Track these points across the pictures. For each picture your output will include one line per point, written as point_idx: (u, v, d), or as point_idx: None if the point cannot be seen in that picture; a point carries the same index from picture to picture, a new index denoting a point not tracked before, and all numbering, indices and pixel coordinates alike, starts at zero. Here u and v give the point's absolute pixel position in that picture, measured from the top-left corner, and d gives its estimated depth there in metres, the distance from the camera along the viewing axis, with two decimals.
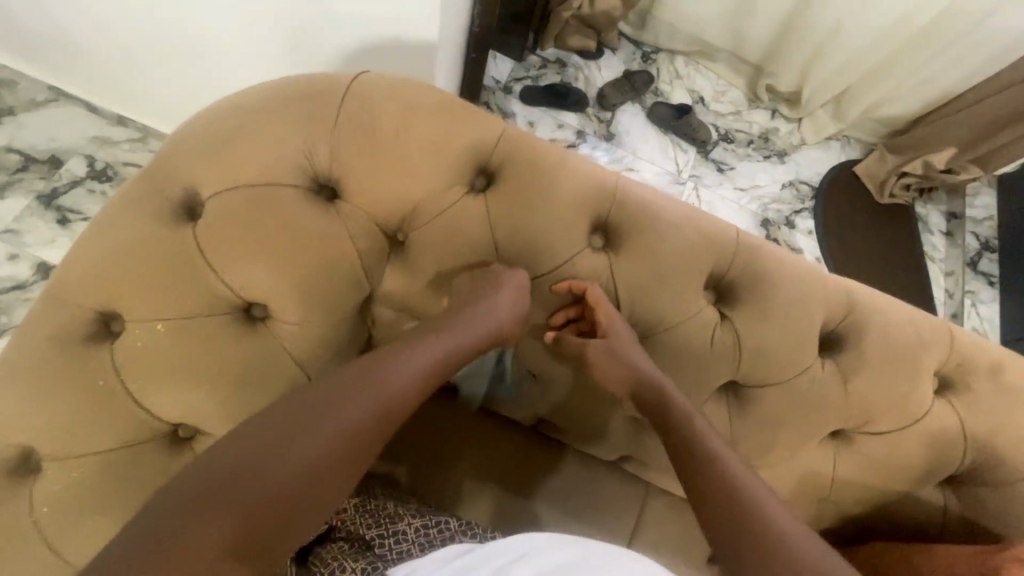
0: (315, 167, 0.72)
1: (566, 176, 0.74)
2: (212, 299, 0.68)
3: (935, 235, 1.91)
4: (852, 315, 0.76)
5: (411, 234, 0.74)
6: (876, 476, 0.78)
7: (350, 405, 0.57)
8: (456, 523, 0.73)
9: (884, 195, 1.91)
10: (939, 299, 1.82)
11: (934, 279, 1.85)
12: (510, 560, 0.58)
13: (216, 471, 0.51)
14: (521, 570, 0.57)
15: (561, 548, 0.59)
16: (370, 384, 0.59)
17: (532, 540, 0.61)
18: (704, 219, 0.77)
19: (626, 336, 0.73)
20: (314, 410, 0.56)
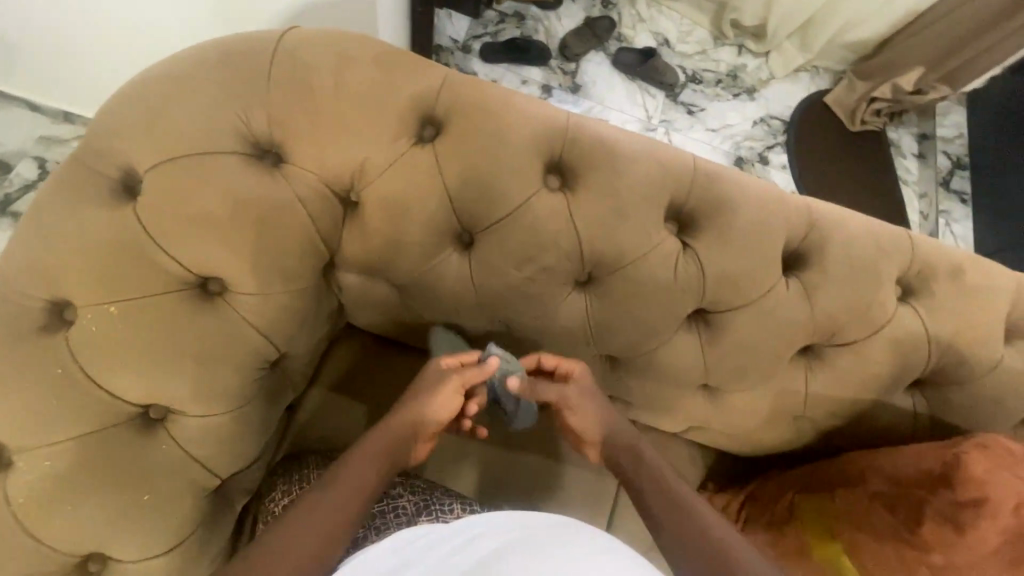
0: (254, 132, 0.69)
1: (516, 118, 0.72)
2: (163, 276, 0.66)
3: (908, 159, 1.90)
4: (813, 233, 0.77)
5: (363, 192, 0.72)
6: (849, 388, 0.80)
7: (329, 506, 0.63)
8: (413, 505, 0.73)
9: (856, 123, 1.89)
10: (914, 221, 1.83)
11: (909, 201, 1.85)
12: (468, 539, 0.59)
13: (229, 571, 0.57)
14: (481, 545, 0.58)
15: (518, 526, 0.60)
16: (342, 478, 0.65)
17: (494, 517, 0.62)
18: (660, 150, 0.76)
19: (598, 397, 0.77)
20: (302, 508, 0.62)
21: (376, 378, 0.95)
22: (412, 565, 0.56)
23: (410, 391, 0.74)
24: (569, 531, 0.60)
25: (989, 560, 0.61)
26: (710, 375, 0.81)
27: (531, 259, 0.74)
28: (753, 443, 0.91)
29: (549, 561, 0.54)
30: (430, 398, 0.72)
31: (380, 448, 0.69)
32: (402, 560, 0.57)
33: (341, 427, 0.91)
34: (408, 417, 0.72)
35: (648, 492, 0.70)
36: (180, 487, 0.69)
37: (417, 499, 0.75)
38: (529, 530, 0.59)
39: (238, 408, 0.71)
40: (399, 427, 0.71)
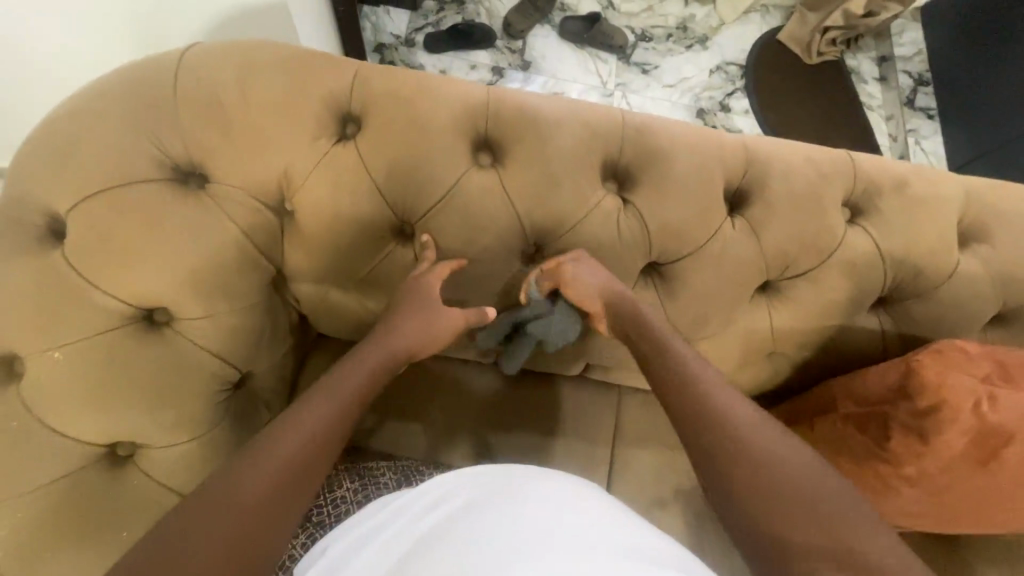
0: (171, 156, 0.68)
1: (435, 101, 0.72)
2: (104, 315, 0.66)
3: (871, 83, 1.88)
4: (752, 169, 0.76)
5: (293, 198, 0.71)
6: (813, 319, 0.80)
7: (304, 420, 0.60)
8: (391, 479, 0.71)
9: (812, 56, 1.86)
10: (884, 144, 1.82)
11: (876, 126, 1.84)
12: (426, 505, 0.55)
13: (198, 499, 0.53)
14: (439, 509, 0.54)
15: (478, 483, 0.56)
16: (328, 392, 0.63)
17: (456, 477, 0.58)
18: (587, 110, 0.75)
19: (592, 264, 0.72)
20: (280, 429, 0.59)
21: None
22: (376, 530, 0.54)
23: (404, 301, 0.72)
24: (533, 481, 0.55)
25: (958, 462, 0.64)
26: (675, 326, 0.81)
27: (473, 240, 0.73)
28: (733, 387, 0.92)
29: (511, 513, 0.50)
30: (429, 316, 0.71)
31: (378, 361, 0.69)
32: (369, 527, 0.54)
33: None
34: (407, 328, 0.71)
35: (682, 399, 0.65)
36: (155, 517, 0.68)
37: (398, 474, 0.72)
38: (493, 483, 0.55)
39: (205, 431, 0.72)
40: (393, 342, 0.70)
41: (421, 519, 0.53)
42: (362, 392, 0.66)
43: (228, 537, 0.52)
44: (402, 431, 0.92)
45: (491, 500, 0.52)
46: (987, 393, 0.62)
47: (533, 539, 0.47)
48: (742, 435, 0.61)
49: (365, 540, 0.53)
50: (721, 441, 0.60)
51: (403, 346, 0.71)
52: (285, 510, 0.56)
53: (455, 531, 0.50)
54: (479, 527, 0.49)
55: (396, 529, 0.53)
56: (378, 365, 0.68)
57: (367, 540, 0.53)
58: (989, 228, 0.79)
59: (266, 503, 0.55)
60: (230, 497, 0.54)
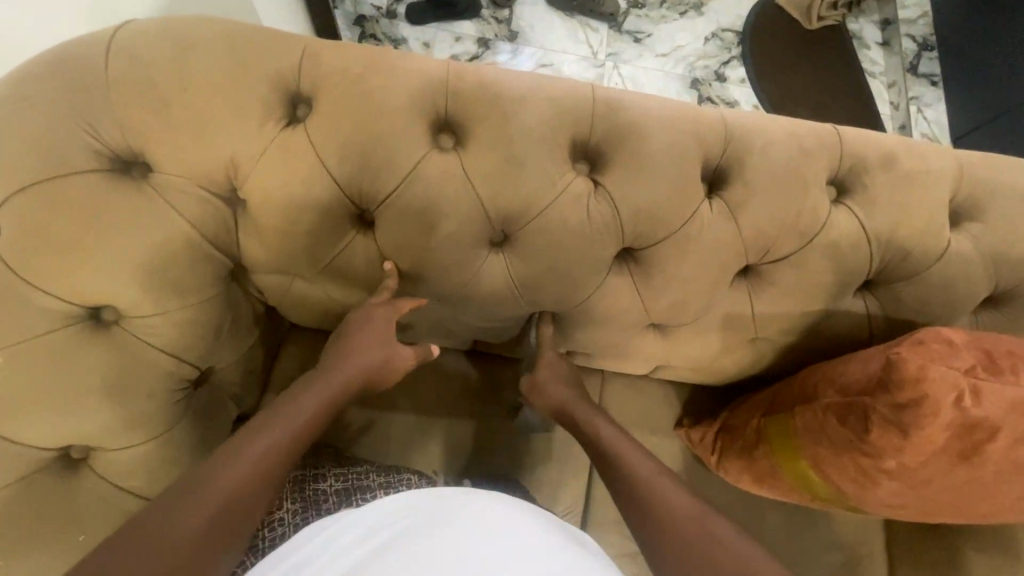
0: (109, 144, 0.64)
1: (389, 79, 0.67)
2: (47, 315, 0.63)
3: (873, 49, 1.81)
4: (732, 146, 0.71)
5: (243, 187, 0.67)
6: (795, 304, 0.77)
7: (259, 441, 0.60)
8: (334, 500, 0.68)
9: (813, 20, 1.74)
10: (884, 114, 1.75)
11: (877, 94, 1.77)
12: (375, 529, 0.52)
13: (144, 523, 0.51)
14: (386, 534, 0.51)
15: (430, 505, 0.54)
16: (283, 416, 0.63)
17: (408, 499, 0.56)
18: (555, 84, 0.70)
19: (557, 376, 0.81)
20: (233, 450, 0.58)
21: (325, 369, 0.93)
22: (317, 554, 0.51)
23: (362, 327, 0.72)
24: (485, 509, 0.53)
25: (937, 457, 0.62)
26: (651, 313, 0.78)
27: (434, 228, 0.69)
28: (713, 372, 0.90)
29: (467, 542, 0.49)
30: (385, 346, 0.73)
31: (329, 394, 0.67)
32: (300, 555, 0.51)
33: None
34: (358, 363, 0.70)
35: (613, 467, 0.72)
36: (116, 520, 0.67)
37: (342, 496, 0.69)
38: (447, 506, 0.53)
39: (161, 432, 0.69)
40: (350, 367, 0.70)
41: (366, 543, 0.51)
42: (312, 425, 0.64)
43: (157, 571, 0.49)
44: (377, 422, 0.90)
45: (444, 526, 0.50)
46: (970, 387, 0.59)
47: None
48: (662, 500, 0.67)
49: (301, 565, 0.50)
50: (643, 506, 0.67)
51: (360, 368, 0.70)
52: (227, 543, 0.53)
53: (403, 557, 0.48)
54: (416, 556, 0.47)
55: (331, 558, 0.50)
56: (330, 396, 0.67)
57: (305, 564, 0.50)
58: (983, 205, 0.74)
59: (206, 533, 0.52)
60: (178, 521, 0.52)
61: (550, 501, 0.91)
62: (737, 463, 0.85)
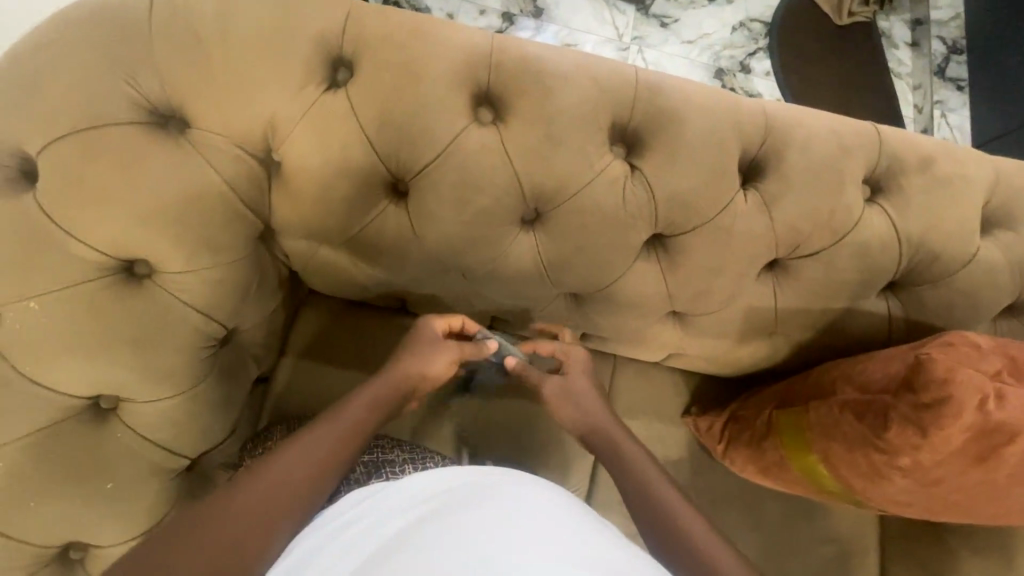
0: (147, 97, 0.63)
1: (432, 48, 0.66)
2: (82, 265, 0.63)
3: (901, 49, 1.78)
4: (771, 138, 0.71)
5: (280, 149, 0.67)
6: (817, 300, 0.78)
7: (304, 446, 0.60)
8: (363, 472, 0.70)
9: (843, 16, 1.76)
10: (908, 116, 1.73)
11: (901, 96, 1.75)
12: (407, 501, 0.54)
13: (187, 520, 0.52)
14: (417, 509, 0.53)
15: (461, 485, 0.55)
16: (328, 423, 0.63)
17: (441, 476, 0.57)
18: (598, 64, 0.69)
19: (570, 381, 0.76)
20: (280, 454, 0.59)
21: (341, 335, 0.95)
22: (351, 523, 0.53)
23: (409, 343, 0.73)
24: (514, 492, 0.54)
25: (955, 457, 0.63)
26: (674, 301, 0.79)
27: (469, 203, 0.69)
28: (727, 363, 0.91)
29: (492, 521, 0.49)
30: (428, 356, 0.72)
31: (374, 401, 0.68)
32: (338, 523, 0.54)
33: (318, 392, 0.92)
34: (403, 373, 0.71)
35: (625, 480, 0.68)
36: (143, 471, 0.68)
37: (370, 465, 0.71)
38: (476, 488, 0.54)
39: (189, 388, 0.70)
40: (396, 378, 0.70)
41: (397, 516, 0.52)
42: (359, 431, 0.64)
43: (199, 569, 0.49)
44: None
45: (472, 506, 0.51)
46: (995, 391, 0.61)
47: (508, 555, 0.46)
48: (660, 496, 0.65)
49: (338, 532, 0.53)
50: (658, 524, 0.63)
51: (404, 381, 0.71)
52: (270, 538, 0.53)
53: (431, 530, 0.49)
54: (442, 532, 0.48)
55: (365, 525, 0.52)
56: (372, 407, 0.67)
57: (341, 531, 0.53)
58: (1014, 214, 0.75)
59: (251, 528, 0.52)
60: (221, 520, 0.52)
61: (558, 477, 0.93)
62: (743, 453, 0.87)
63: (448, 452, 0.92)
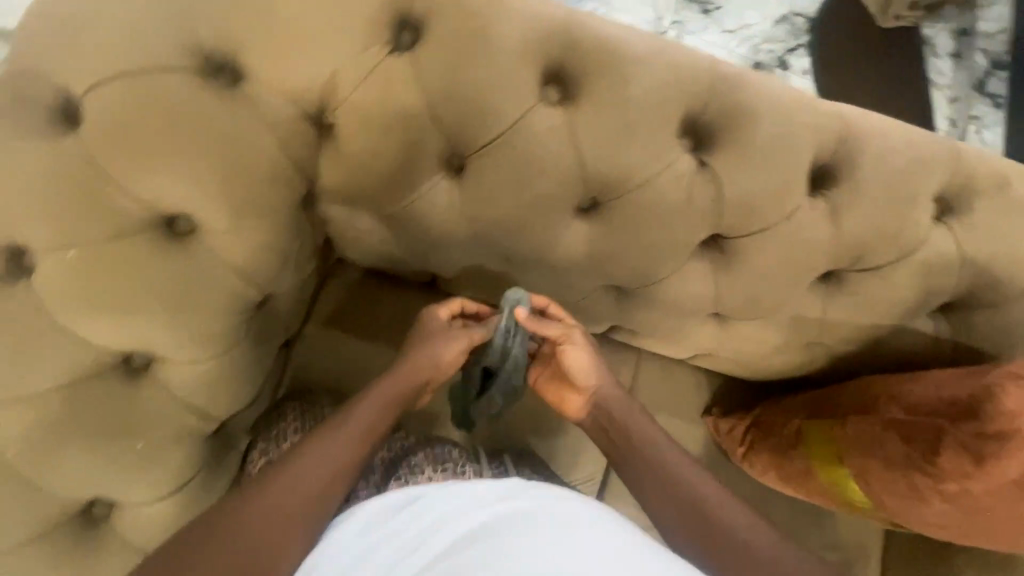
0: (201, 42, 0.59)
1: (505, 15, 0.62)
2: (124, 217, 0.60)
3: None
4: (849, 144, 0.68)
5: (336, 111, 0.64)
6: (867, 314, 0.76)
7: (323, 443, 0.62)
8: (378, 476, 0.71)
9: (887, 10, 1.50)
10: None
11: None
12: (452, 512, 0.54)
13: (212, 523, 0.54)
14: (465, 522, 0.53)
15: (505, 499, 0.55)
16: (342, 422, 0.65)
17: (483, 485, 0.57)
18: (678, 48, 0.65)
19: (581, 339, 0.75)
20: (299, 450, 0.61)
21: (367, 304, 0.93)
22: (397, 534, 0.54)
23: (416, 339, 0.74)
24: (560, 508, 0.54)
25: (1007, 487, 0.63)
26: (721, 302, 0.77)
27: (528, 185, 0.66)
28: (757, 367, 0.90)
29: (543, 542, 0.50)
30: (436, 348, 0.72)
31: (387, 397, 0.69)
32: (383, 532, 0.54)
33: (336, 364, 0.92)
34: (415, 368, 0.71)
35: (638, 463, 0.69)
36: (174, 432, 0.67)
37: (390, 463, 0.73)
38: (522, 502, 0.54)
39: (224, 352, 0.68)
40: (404, 372, 0.71)
41: (444, 528, 0.53)
42: (372, 427, 0.66)
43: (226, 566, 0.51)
44: None
45: (521, 526, 0.52)
46: None
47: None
48: (684, 479, 0.67)
49: (385, 541, 0.54)
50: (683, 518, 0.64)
51: (415, 376, 0.71)
52: (294, 535, 0.54)
53: (484, 552, 0.50)
54: (496, 554, 0.49)
55: (412, 536, 0.53)
56: (384, 403, 0.68)
57: (388, 542, 0.54)
58: None
59: (273, 527, 0.54)
60: (244, 520, 0.54)
61: (574, 467, 0.93)
62: (766, 458, 0.86)
63: (469, 433, 0.91)
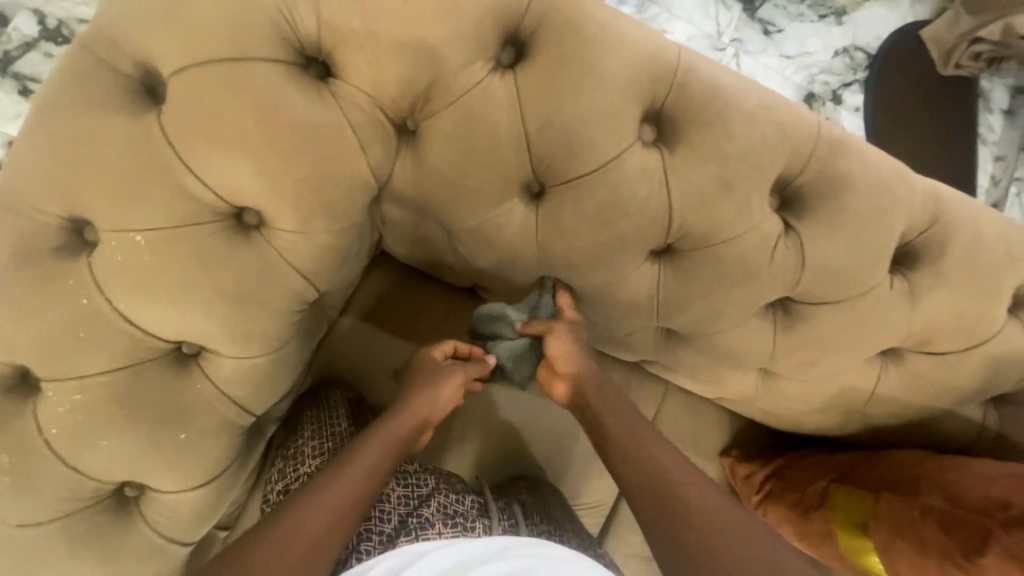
0: (300, 34, 0.57)
1: (615, 49, 0.60)
2: (193, 204, 0.58)
3: (994, 115, 1.50)
4: (936, 228, 0.67)
5: (425, 122, 0.61)
6: (918, 394, 0.76)
7: (328, 488, 0.59)
8: (391, 527, 0.68)
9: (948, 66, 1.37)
10: (981, 188, 1.48)
11: (981, 163, 1.48)
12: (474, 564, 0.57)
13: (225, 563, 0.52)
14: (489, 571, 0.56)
15: (525, 552, 0.58)
16: (350, 463, 0.63)
17: (502, 541, 0.60)
18: (781, 106, 0.63)
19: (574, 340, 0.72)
20: (308, 495, 0.59)
21: (406, 302, 0.86)
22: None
23: (416, 379, 0.73)
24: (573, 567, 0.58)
25: None
26: (775, 364, 0.75)
27: (610, 224, 0.64)
28: (787, 425, 0.86)
29: None
30: (435, 389, 0.72)
31: (389, 435, 0.67)
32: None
33: (357, 361, 0.85)
34: (415, 409, 0.71)
35: (612, 436, 0.68)
36: (215, 426, 0.65)
37: (404, 507, 0.70)
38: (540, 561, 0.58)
39: (276, 349, 0.66)
40: (407, 416, 0.70)
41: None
42: (379, 469, 0.63)
43: None
44: None
45: None
46: None
47: None
48: (654, 451, 0.65)
49: None
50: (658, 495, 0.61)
51: (416, 419, 0.70)
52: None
53: None
54: None
55: None
56: (389, 445, 0.66)
57: None
58: None
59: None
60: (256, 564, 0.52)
61: (586, 495, 0.91)
62: (782, 511, 0.84)
63: (493, 455, 0.88)
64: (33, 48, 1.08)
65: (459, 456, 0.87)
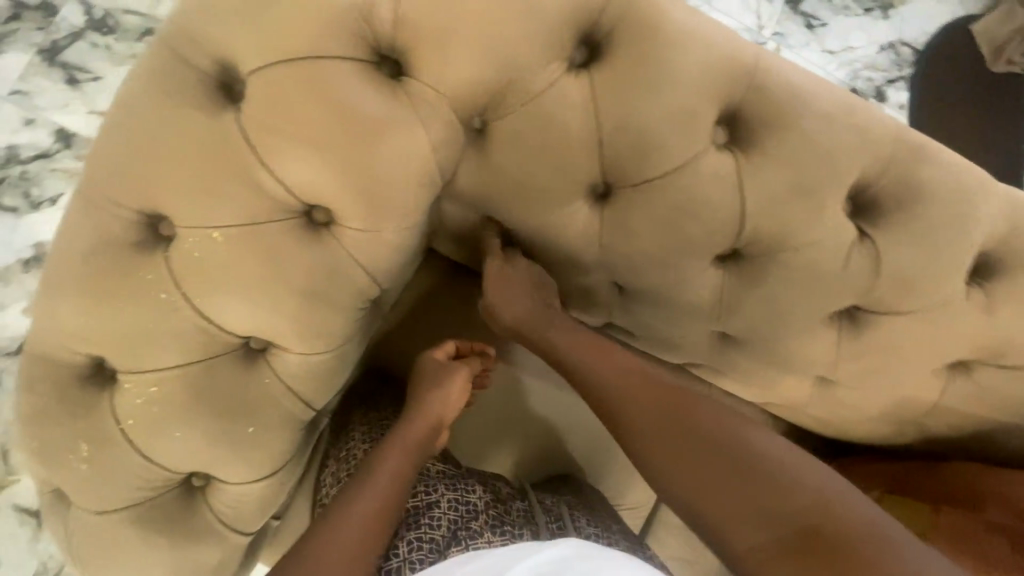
0: (377, 31, 0.56)
1: (693, 50, 0.58)
2: (269, 201, 0.58)
3: None
4: (1016, 239, 0.65)
5: (497, 122, 0.60)
6: (985, 407, 0.74)
7: (351, 505, 0.64)
8: (442, 534, 0.67)
9: None
10: None
11: None
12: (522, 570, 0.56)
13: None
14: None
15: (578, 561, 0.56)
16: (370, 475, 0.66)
17: (557, 549, 0.58)
18: (860, 110, 0.61)
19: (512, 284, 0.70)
20: (337, 513, 0.63)
21: (456, 299, 0.85)
22: None
23: (426, 382, 0.74)
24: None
25: None
26: (836, 372, 0.73)
27: (679, 228, 0.63)
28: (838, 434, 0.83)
29: None
30: (447, 395, 0.74)
31: (406, 441, 0.70)
32: None
33: (406, 360, 0.85)
34: (428, 409, 0.73)
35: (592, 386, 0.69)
36: (281, 420, 0.66)
37: (454, 514, 0.69)
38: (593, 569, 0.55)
39: (339, 346, 0.66)
40: (420, 422, 0.72)
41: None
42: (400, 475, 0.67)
43: None
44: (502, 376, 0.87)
45: None
46: None
47: None
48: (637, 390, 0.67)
49: None
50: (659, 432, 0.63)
51: (430, 420, 0.72)
52: None
53: None
54: None
55: None
56: (405, 452, 0.69)
57: None
58: None
59: None
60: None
61: (627, 494, 0.91)
62: None
63: (534, 453, 0.88)
64: (80, 37, 1.17)
65: (502, 454, 0.88)
